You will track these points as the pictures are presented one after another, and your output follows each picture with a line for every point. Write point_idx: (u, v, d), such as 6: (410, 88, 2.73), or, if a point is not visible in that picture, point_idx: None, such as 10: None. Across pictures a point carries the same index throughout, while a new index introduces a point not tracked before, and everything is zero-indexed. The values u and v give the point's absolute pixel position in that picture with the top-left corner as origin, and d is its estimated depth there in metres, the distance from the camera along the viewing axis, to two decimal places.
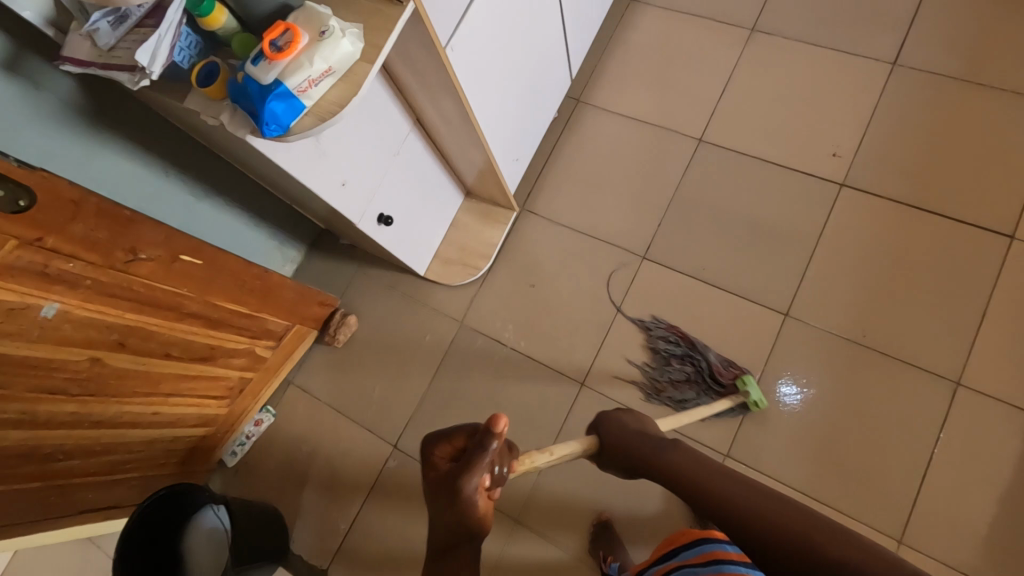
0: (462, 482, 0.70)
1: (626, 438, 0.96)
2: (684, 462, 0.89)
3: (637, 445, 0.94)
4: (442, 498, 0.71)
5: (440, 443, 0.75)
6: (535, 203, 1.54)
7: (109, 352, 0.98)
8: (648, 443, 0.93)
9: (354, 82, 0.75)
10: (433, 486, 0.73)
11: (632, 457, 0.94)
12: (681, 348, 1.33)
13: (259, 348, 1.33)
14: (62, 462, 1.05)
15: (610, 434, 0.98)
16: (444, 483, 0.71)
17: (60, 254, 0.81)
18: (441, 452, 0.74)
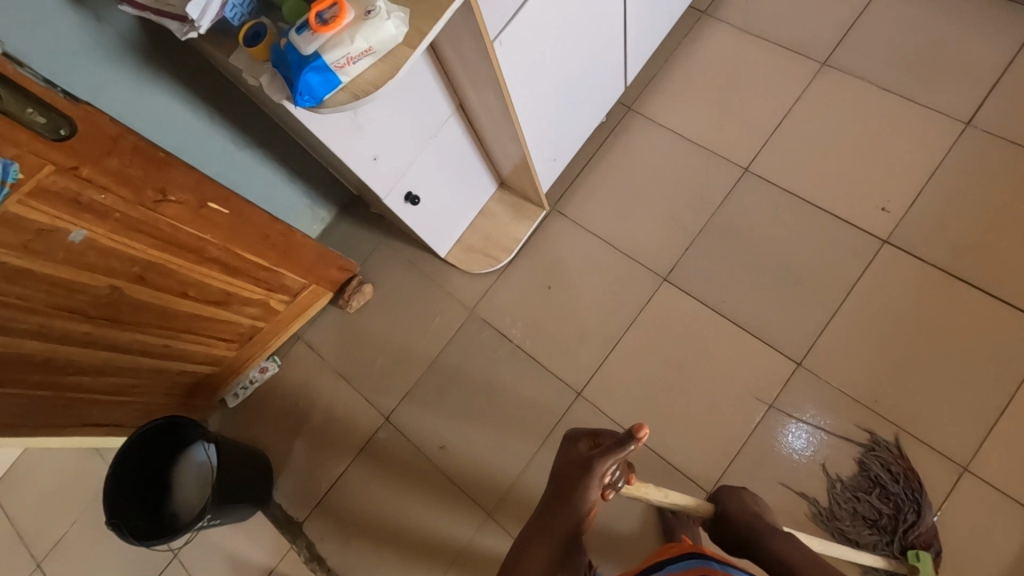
0: (591, 472, 0.72)
1: (744, 513, 0.89)
2: (788, 550, 0.80)
3: (754, 528, 0.86)
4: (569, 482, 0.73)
5: (585, 437, 0.76)
6: (567, 205, 1.53)
7: (128, 282, 1.02)
8: (760, 522, 0.87)
9: (392, 64, 0.75)
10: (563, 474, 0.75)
11: (749, 530, 0.86)
12: (892, 485, 1.17)
13: (273, 301, 1.37)
14: (74, 377, 1.11)
15: (729, 505, 0.91)
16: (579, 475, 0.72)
17: (93, 186, 0.84)
18: (582, 445, 0.75)
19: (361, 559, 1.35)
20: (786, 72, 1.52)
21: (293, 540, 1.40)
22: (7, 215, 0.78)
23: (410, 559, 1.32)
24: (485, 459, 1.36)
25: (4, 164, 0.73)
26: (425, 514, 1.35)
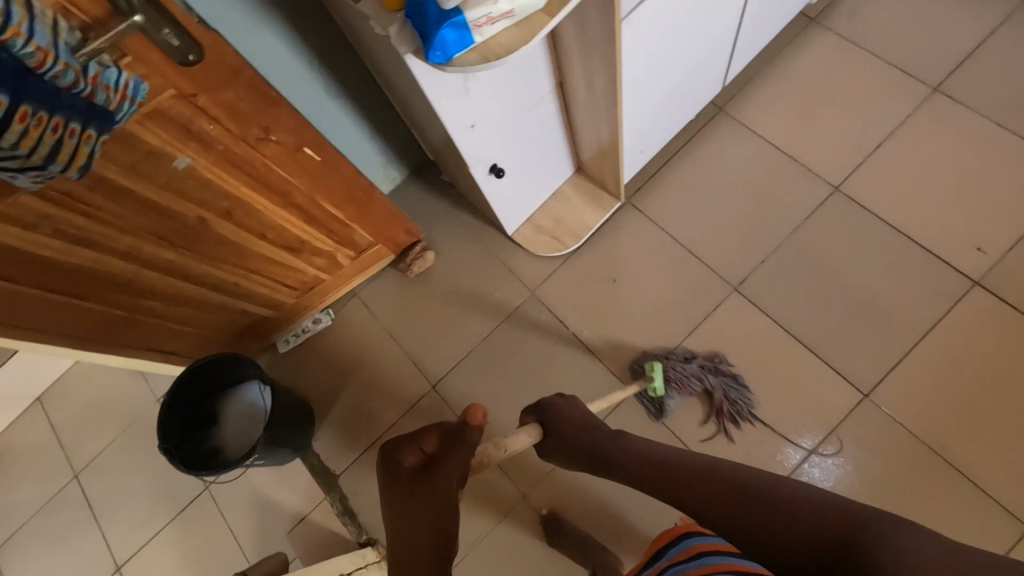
0: (439, 467, 0.86)
1: (571, 423, 1.03)
2: (632, 443, 0.96)
3: (586, 436, 1.01)
4: (418, 490, 0.85)
5: (411, 449, 0.89)
6: (642, 199, 1.49)
7: (216, 217, 1.03)
8: (592, 428, 1.02)
9: (527, 29, 0.74)
10: (406, 487, 0.86)
11: (585, 433, 1.01)
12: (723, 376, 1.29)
13: (339, 255, 1.37)
14: (148, 302, 1.13)
15: (552, 421, 1.04)
16: (425, 477, 0.86)
17: (205, 115, 0.84)
18: (408, 456, 0.88)
19: None
20: (890, 92, 1.46)
21: (326, 491, 1.41)
22: (123, 132, 0.78)
23: None
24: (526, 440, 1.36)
25: (135, 83, 0.71)
26: None
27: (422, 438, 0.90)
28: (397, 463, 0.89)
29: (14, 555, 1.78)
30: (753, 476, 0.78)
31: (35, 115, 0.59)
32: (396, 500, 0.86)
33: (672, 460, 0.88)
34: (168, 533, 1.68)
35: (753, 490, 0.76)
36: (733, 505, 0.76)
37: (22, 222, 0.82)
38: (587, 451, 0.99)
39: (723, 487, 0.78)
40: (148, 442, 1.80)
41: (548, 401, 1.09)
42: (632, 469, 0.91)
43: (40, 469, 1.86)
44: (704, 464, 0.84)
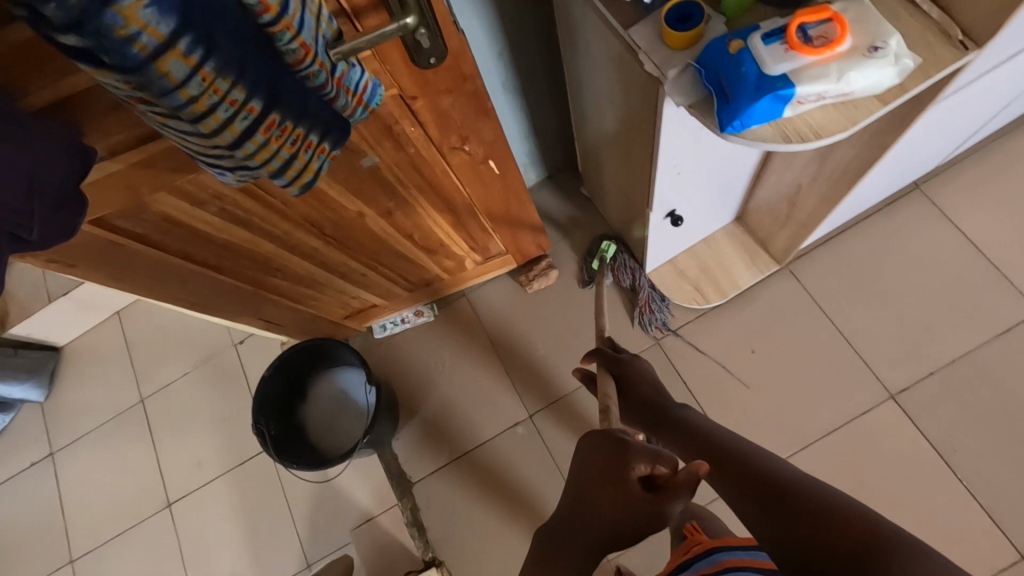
0: (638, 499, 0.62)
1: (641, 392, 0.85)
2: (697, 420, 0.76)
3: (654, 405, 0.83)
4: (614, 500, 0.63)
5: (643, 459, 0.63)
6: (804, 267, 1.33)
7: (375, 215, 0.92)
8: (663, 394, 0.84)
9: (849, 113, 0.58)
10: (599, 483, 0.65)
11: (652, 405, 0.83)
12: (654, 290, 1.33)
13: (468, 259, 1.26)
14: (275, 279, 1.05)
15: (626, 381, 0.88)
16: (622, 494, 0.63)
17: (413, 117, 0.72)
18: (638, 469, 0.63)
19: (460, 540, 1.31)
20: None
21: (399, 497, 1.35)
22: None
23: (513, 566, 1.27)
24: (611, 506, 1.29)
25: (373, 85, 0.58)
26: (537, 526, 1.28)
27: (655, 459, 0.63)
28: (613, 452, 0.65)
29: (73, 462, 1.80)
30: (800, 477, 0.58)
31: (280, 126, 0.48)
32: (581, 480, 0.67)
33: (718, 442, 0.69)
34: (224, 482, 1.67)
35: (791, 491, 0.56)
36: (763, 505, 0.57)
37: (192, 196, 0.73)
38: (648, 413, 0.83)
39: (754, 482, 0.60)
40: (218, 384, 1.77)
41: (630, 356, 0.93)
42: (677, 444, 0.75)
43: (109, 383, 1.86)
44: (745, 453, 0.65)
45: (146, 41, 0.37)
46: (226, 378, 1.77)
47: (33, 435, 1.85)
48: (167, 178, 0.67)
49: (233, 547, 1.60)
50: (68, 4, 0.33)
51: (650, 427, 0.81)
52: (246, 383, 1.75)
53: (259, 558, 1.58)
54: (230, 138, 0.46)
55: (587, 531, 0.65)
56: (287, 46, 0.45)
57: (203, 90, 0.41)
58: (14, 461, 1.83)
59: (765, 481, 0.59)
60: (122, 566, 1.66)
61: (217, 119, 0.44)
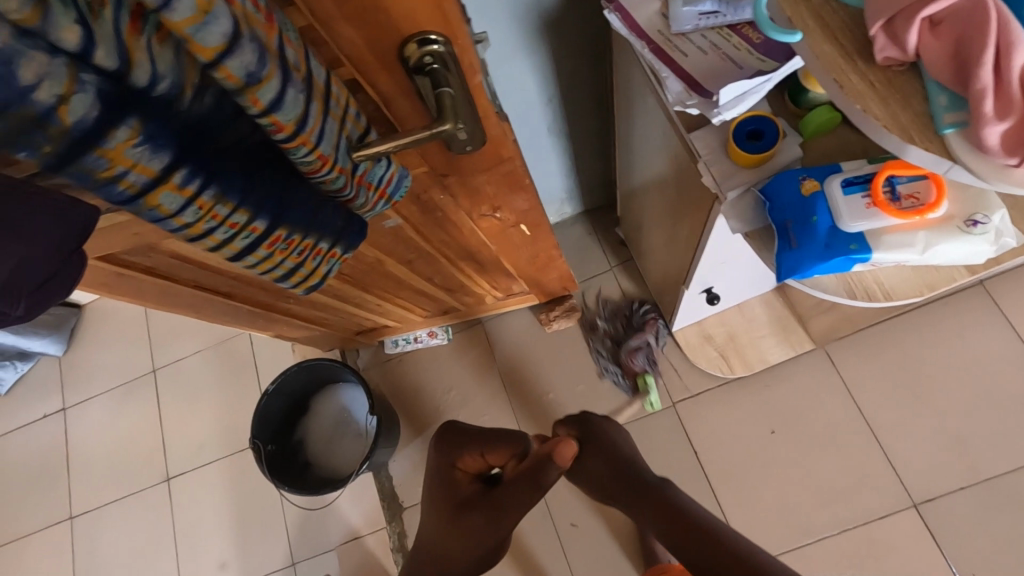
0: (499, 502, 0.77)
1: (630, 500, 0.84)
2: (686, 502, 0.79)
3: (628, 471, 0.85)
4: (462, 504, 0.80)
5: (469, 453, 0.82)
6: (841, 351, 1.25)
7: (396, 263, 0.88)
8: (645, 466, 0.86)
9: (926, 275, 0.52)
10: (463, 497, 0.80)
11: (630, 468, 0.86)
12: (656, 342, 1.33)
13: (488, 296, 1.21)
14: (290, 304, 1.02)
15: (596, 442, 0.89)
16: (482, 501, 0.79)
17: (443, 189, 0.67)
18: (468, 460, 0.82)
19: None
20: None
21: (388, 521, 1.35)
22: None
23: None
24: (601, 563, 1.26)
25: (399, 177, 0.53)
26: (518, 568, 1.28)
27: (495, 449, 0.81)
28: (455, 457, 0.82)
29: (81, 421, 1.84)
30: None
31: (286, 240, 0.43)
32: (443, 494, 0.82)
33: (683, 507, 0.77)
34: (221, 467, 1.68)
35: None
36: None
37: None
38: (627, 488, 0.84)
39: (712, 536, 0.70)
40: (228, 366, 1.78)
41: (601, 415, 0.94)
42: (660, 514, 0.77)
43: (125, 348, 1.88)
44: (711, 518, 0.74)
45: (134, 179, 0.33)
46: (237, 363, 1.77)
47: (48, 387, 1.89)
48: None
49: (221, 535, 1.62)
50: (43, 148, 0.29)
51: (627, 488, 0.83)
52: (255, 371, 1.75)
53: (247, 549, 1.59)
54: (229, 254, 0.41)
55: (465, 533, 0.80)
56: (302, 159, 0.40)
57: (200, 216, 0.37)
58: (28, 410, 1.88)
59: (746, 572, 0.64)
60: (116, 533, 1.70)
61: (214, 240, 0.39)
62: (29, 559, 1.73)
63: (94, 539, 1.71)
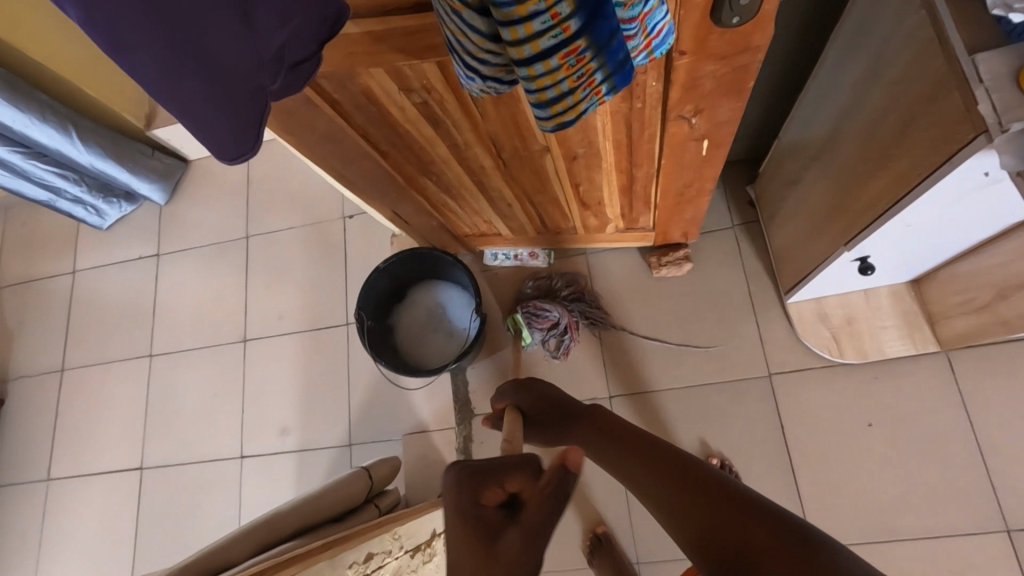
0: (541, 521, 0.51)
1: (562, 440, 0.84)
2: (608, 418, 0.78)
3: (568, 407, 0.85)
4: (491, 549, 0.48)
5: (491, 483, 0.55)
6: (965, 360, 1.18)
7: (560, 157, 0.85)
8: (566, 401, 0.86)
9: None
10: (486, 530, 0.50)
11: (559, 407, 0.86)
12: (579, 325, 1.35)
13: (612, 223, 1.18)
14: (430, 182, 1.00)
15: (529, 397, 0.89)
16: (517, 528, 0.50)
17: (665, 73, 0.63)
18: (490, 494, 0.54)
19: None
20: None
21: (458, 422, 1.45)
22: None
23: None
24: None
25: (668, 32, 0.49)
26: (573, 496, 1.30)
27: (518, 472, 0.56)
28: (474, 490, 0.54)
29: (174, 269, 1.91)
30: (693, 462, 0.61)
31: (579, 55, 0.41)
32: (462, 537, 0.50)
33: (611, 421, 0.78)
34: (297, 340, 1.74)
35: (691, 475, 0.58)
36: (658, 481, 0.61)
37: (405, 82, 0.68)
38: (561, 420, 0.84)
39: (633, 447, 0.69)
40: (318, 247, 1.81)
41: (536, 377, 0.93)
42: (592, 442, 0.76)
43: (224, 208, 1.93)
44: (642, 437, 0.70)
45: None
46: (328, 245, 1.80)
47: (148, 231, 1.97)
48: (390, 57, 0.62)
49: (287, 402, 1.69)
50: None
51: (561, 427, 0.84)
52: (343, 256, 1.78)
53: (309, 421, 1.66)
54: (527, 54, 0.39)
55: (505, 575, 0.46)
56: None
57: None
58: (126, 249, 1.97)
59: (667, 462, 0.63)
60: (190, 377, 1.79)
61: (529, 30, 0.37)
62: (110, 382, 1.85)
63: (170, 379, 1.81)
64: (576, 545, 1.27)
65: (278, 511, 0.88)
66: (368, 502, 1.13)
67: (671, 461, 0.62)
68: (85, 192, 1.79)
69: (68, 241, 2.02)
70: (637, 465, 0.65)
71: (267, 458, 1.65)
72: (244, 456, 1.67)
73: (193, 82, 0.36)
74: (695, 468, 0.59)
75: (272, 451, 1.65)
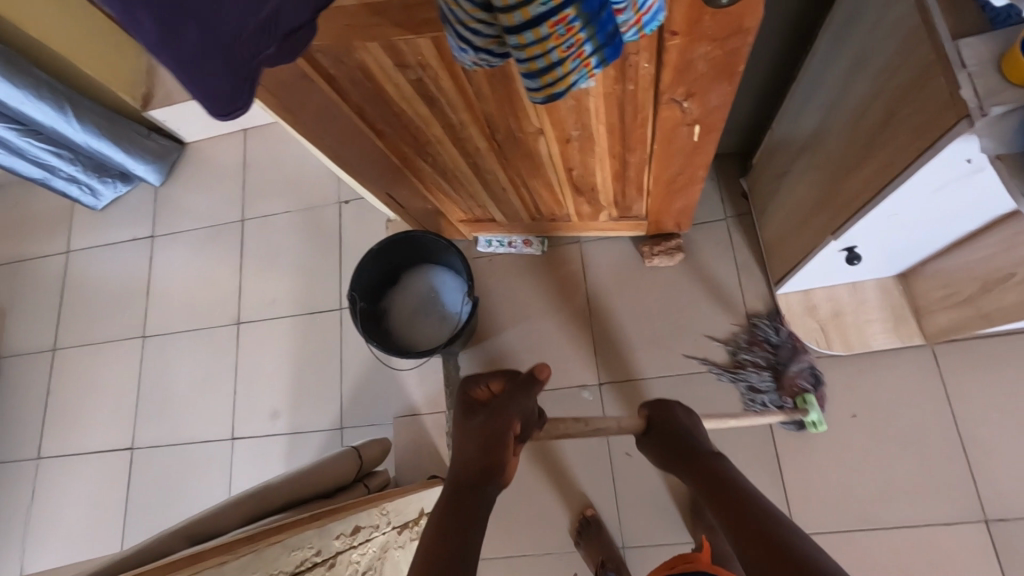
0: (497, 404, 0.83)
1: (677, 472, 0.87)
2: (724, 465, 0.79)
3: (683, 440, 0.88)
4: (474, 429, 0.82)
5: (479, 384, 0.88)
6: (950, 355, 1.20)
7: (553, 140, 0.86)
8: (696, 435, 0.88)
9: None
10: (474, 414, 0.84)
11: (678, 434, 0.89)
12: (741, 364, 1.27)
13: (605, 210, 1.19)
14: (425, 164, 1.01)
15: (660, 420, 0.92)
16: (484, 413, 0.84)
17: (656, 55, 0.64)
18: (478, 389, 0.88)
19: None
20: None
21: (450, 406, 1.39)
22: None
23: (527, 508, 1.31)
24: (645, 497, 1.27)
25: (657, 9, 0.50)
26: (561, 482, 1.31)
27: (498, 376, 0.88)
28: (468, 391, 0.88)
29: (167, 251, 1.91)
30: (795, 531, 0.62)
31: (569, 24, 0.42)
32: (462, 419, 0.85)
33: (726, 465, 0.80)
34: (291, 324, 1.74)
35: (787, 542, 0.60)
36: (752, 536, 0.64)
37: (400, 57, 0.68)
38: (676, 451, 0.87)
39: (741, 494, 0.71)
40: (313, 233, 1.81)
41: (678, 400, 0.96)
42: (697, 479, 0.79)
43: (219, 192, 1.93)
44: (752, 488, 0.73)
45: None
46: (323, 230, 1.81)
47: (142, 213, 1.97)
48: (384, 31, 0.62)
49: (280, 384, 1.69)
50: None
51: (675, 459, 0.87)
52: (339, 242, 1.78)
53: (301, 404, 1.66)
54: (517, 21, 0.40)
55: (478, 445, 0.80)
56: None
57: None
58: (120, 231, 1.97)
59: (768, 518, 0.65)
60: (181, 359, 1.79)
61: None
62: (102, 364, 1.85)
63: (162, 362, 1.81)
64: (563, 530, 1.28)
65: (268, 484, 0.88)
66: (357, 482, 1.13)
67: (772, 520, 0.65)
68: (80, 171, 1.79)
69: (63, 220, 2.02)
70: (738, 511, 0.68)
71: (258, 440, 1.66)
72: (236, 437, 1.68)
73: (192, 37, 0.36)
74: (795, 535, 0.62)
75: (264, 433, 1.66)
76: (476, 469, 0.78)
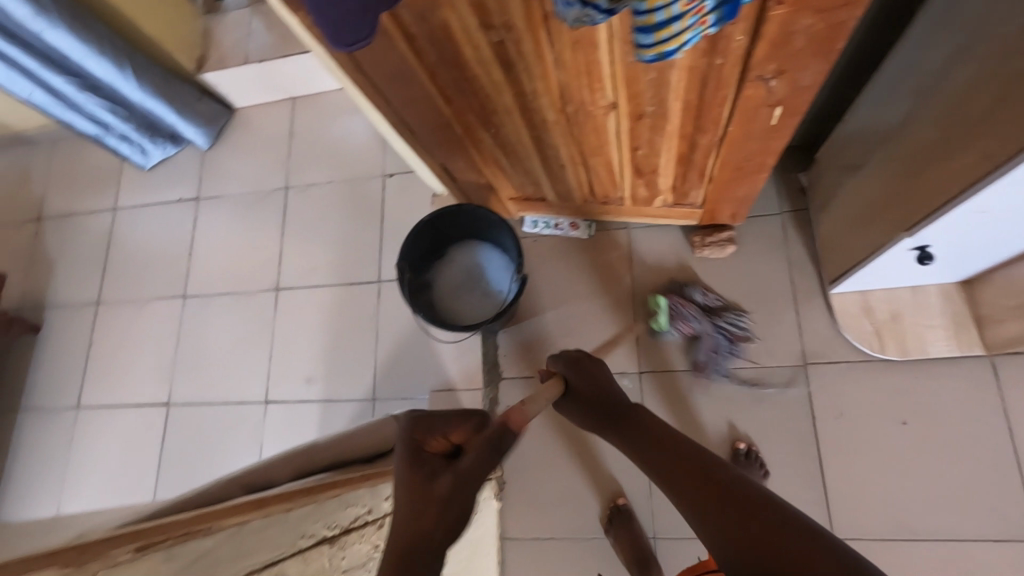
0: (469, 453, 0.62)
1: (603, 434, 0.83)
2: (653, 422, 0.77)
3: (613, 401, 0.84)
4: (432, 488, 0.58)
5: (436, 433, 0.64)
6: (1010, 367, 1.15)
7: (626, 115, 0.84)
8: (617, 395, 0.84)
9: None
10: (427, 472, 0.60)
11: (607, 397, 0.84)
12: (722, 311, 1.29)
13: (661, 196, 1.17)
14: (486, 135, 1.00)
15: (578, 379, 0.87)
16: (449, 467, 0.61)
17: (755, 26, 0.61)
18: (433, 441, 0.64)
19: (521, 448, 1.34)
20: None
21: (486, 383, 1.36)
22: None
23: (559, 491, 1.30)
24: None
25: None
26: (595, 467, 1.30)
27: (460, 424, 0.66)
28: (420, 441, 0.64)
29: (211, 214, 1.94)
30: (746, 485, 0.60)
31: None
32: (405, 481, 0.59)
33: (654, 422, 0.77)
34: (329, 293, 1.75)
35: (745, 499, 0.57)
36: (706, 497, 0.60)
37: (487, 17, 0.67)
38: (603, 411, 0.83)
39: (682, 453, 0.68)
40: (355, 204, 1.82)
41: (587, 355, 0.91)
42: (630, 441, 0.76)
43: (264, 159, 1.94)
44: (688, 445, 0.69)
45: None
46: (366, 203, 1.81)
47: (188, 175, 1.99)
48: None
49: (315, 352, 1.71)
50: None
51: (601, 424, 0.82)
52: (381, 215, 1.78)
53: (335, 372, 1.68)
54: None
55: (436, 514, 0.56)
56: None
57: None
58: (166, 191, 2.00)
59: (720, 477, 0.62)
60: (219, 321, 1.82)
61: None
62: (142, 320, 1.89)
63: (200, 322, 1.84)
64: (594, 515, 1.27)
65: (316, 444, 0.89)
66: None
67: (723, 477, 0.61)
68: (133, 130, 1.82)
69: (111, 178, 2.06)
70: (687, 475, 0.64)
71: (291, 405, 1.68)
72: (269, 401, 1.70)
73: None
74: (750, 488, 0.59)
75: (297, 399, 1.68)
76: (436, 543, 0.54)
